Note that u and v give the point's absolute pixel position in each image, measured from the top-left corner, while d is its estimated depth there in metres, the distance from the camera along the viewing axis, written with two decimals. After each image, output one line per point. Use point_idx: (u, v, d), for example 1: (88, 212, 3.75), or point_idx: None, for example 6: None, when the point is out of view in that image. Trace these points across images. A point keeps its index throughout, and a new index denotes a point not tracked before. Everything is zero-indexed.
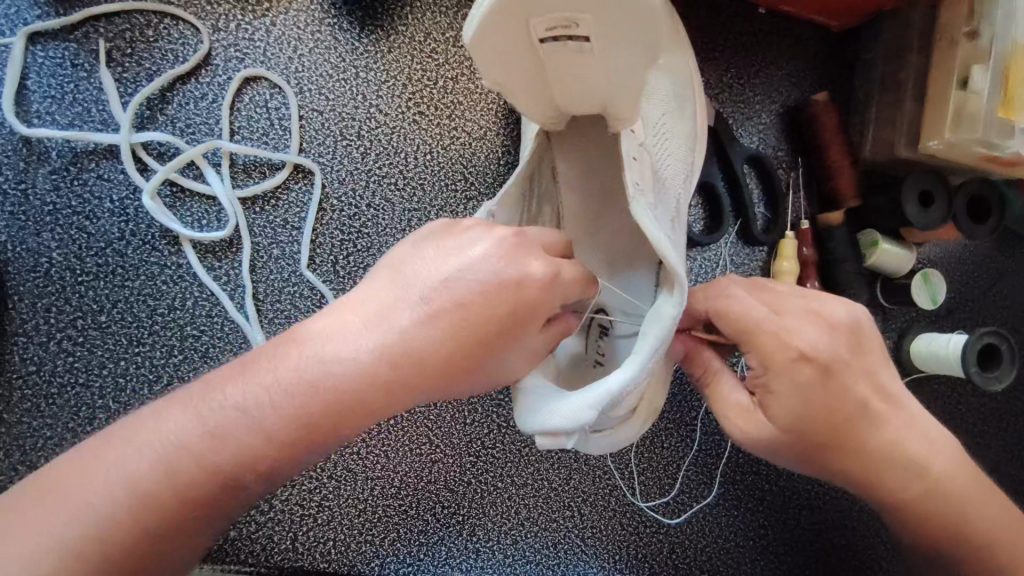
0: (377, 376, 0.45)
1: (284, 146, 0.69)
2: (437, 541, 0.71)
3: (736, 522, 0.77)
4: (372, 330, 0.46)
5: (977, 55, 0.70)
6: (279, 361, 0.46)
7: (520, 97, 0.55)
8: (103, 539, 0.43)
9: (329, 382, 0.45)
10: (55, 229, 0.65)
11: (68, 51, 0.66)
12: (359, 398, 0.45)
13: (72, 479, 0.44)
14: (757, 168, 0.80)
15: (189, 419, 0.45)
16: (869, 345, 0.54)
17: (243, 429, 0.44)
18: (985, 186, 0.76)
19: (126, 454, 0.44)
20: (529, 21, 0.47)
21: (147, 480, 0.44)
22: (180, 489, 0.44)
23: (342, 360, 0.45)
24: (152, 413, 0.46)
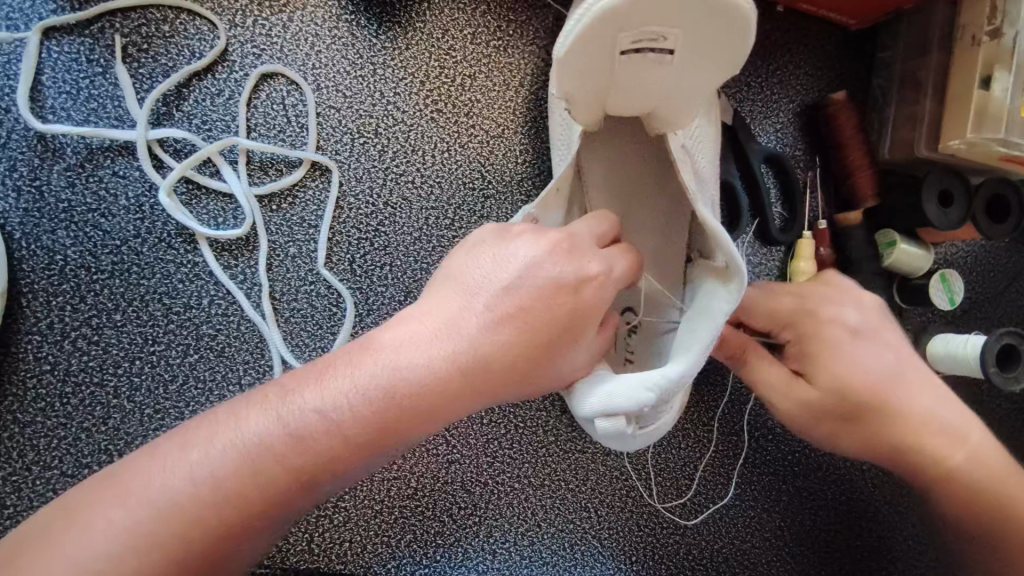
0: (452, 379, 0.46)
1: (301, 143, 0.68)
2: (454, 542, 0.71)
3: (752, 522, 0.77)
4: (443, 338, 0.47)
5: (999, 55, 0.70)
6: (355, 368, 0.46)
7: (582, 104, 0.53)
8: (187, 540, 0.43)
9: (406, 388, 0.45)
10: (70, 227, 0.64)
11: (84, 47, 0.65)
12: (436, 400, 0.46)
13: (154, 481, 0.44)
14: (775, 167, 0.79)
15: (269, 421, 0.45)
16: (888, 320, 0.62)
17: (323, 431, 0.45)
18: (1004, 185, 0.75)
19: (209, 452, 0.44)
20: (617, 33, 0.46)
21: (231, 483, 0.44)
22: (264, 491, 0.44)
23: (415, 363, 0.46)
24: (230, 416, 0.46)
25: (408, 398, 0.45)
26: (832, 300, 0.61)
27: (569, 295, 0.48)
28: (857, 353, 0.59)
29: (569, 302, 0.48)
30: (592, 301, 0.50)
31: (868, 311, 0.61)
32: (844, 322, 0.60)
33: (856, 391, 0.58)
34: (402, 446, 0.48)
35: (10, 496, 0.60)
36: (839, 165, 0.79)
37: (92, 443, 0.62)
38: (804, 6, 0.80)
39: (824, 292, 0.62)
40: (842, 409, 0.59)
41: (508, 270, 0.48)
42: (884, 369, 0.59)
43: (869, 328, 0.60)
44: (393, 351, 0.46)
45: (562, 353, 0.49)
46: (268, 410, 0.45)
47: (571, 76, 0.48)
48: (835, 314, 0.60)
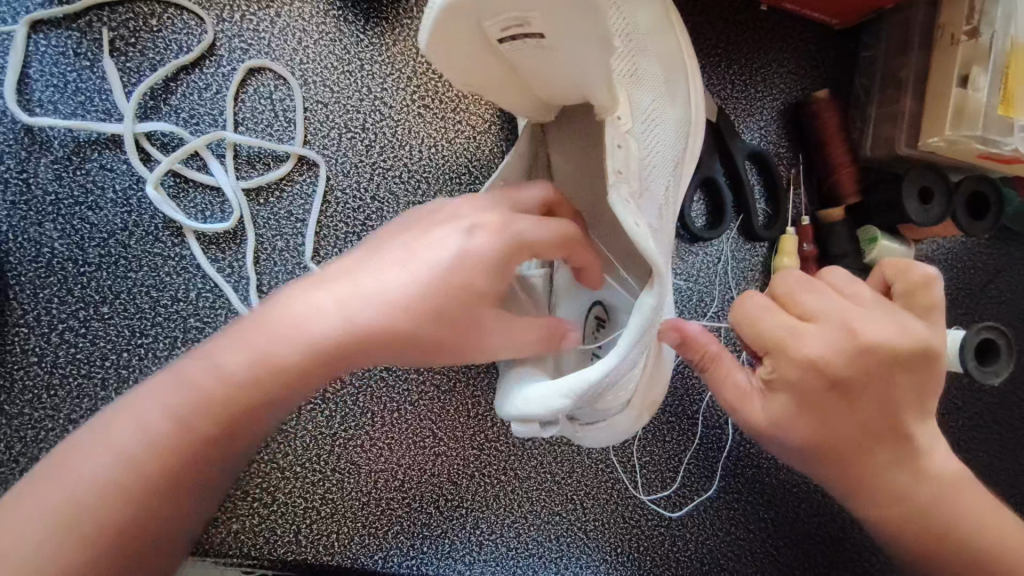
0: (353, 333, 0.47)
1: (288, 138, 0.68)
2: (441, 534, 0.71)
3: (736, 515, 0.78)
4: (341, 288, 0.48)
5: (977, 54, 0.71)
6: (259, 326, 0.47)
7: (494, 91, 0.58)
8: (108, 514, 0.43)
9: (308, 332, 0.47)
10: (57, 220, 0.64)
11: (71, 40, 0.65)
12: (336, 341, 0.47)
13: (70, 463, 0.44)
14: (759, 165, 0.80)
15: (176, 383, 0.46)
16: (916, 367, 0.51)
17: (242, 387, 0.46)
18: (984, 182, 0.77)
19: (131, 432, 0.45)
20: (482, 23, 0.50)
21: (145, 447, 0.44)
22: (177, 449, 0.45)
23: (315, 312, 0.47)
24: (141, 391, 0.47)
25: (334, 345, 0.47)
26: (818, 330, 0.51)
27: (493, 266, 0.50)
28: (833, 402, 0.52)
29: (493, 272, 0.50)
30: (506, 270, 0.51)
31: (865, 358, 0.50)
32: (819, 367, 0.51)
33: (812, 437, 0.53)
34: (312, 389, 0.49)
35: None
36: (821, 162, 0.80)
37: None
38: (787, 6, 0.81)
39: (826, 316, 0.52)
40: (795, 446, 0.54)
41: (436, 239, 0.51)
42: (865, 425, 0.52)
43: (857, 386, 0.51)
44: (301, 311, 0.48)
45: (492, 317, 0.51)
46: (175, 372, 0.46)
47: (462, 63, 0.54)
48: (808, 354, 0.51)
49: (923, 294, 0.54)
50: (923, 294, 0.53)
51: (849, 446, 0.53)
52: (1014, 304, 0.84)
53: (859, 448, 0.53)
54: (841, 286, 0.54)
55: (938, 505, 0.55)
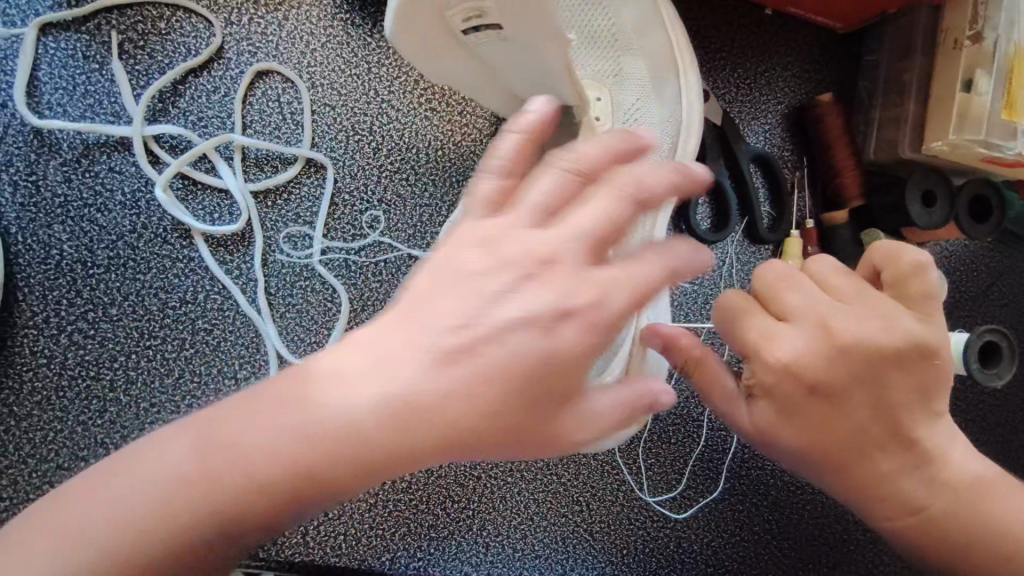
0: (394, 438, 0.39)
1: (296, 140, 0.69)
2: (448, 535, 0.72)
3: (741, 516, 0.79)
4: (383, 377, 0.39)
5: (980, 58, 0.72)
6: (289, 406, 0.39)
7: (476, 81, 0.61)
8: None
9: (343, 428, 0.38)
10: (66, 222, 0.64)
11: (80, 43, 0.65)
12: (363, 447, 0.38)
13: (75, 512, 0.37)
14: (764, 168, 0.81)
15: (194, 457, 0.38)
16: (909, 364, 0.48)
17: (184, 516, 0.37)
18: (987, 185, 0.77)
19: (135, 498, 0.37)
20: (443, 16, 0.51)
21: (145, 524, 0.37)
22: (186, 535, 0.37)
23: (351, 404, 0.39)
24: (157, 447, 0.39)
25: (306, 473, 0.38)
26: (792, 330, 0.49)
27: (595, 327, 0.42)
28: (819, 407, 0.50)
29: (591, 334, 0.42)
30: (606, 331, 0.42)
31: (841, 357, 0.48)
32: (794, 371, 0.49)
33: (807, 444, 0.50)
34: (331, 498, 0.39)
35: (7, 489, 0.61)
36: (825, 165, 0.81)
37: (88, 436, 0.63)
38: (791, 10, 0.82)
39: (801, 314, 0.49)
40: (790, 453, 0.52)
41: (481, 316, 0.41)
42: (861, 429, 0.50)
43: (835, 389, 0.49)
44: (341, 393, 0.39)
45: (547, 433, 0.42)
46: (190, 439, 0.38)
47: (434, 58, 0.56)
48: (780, 358, 0.49)
49: (914, 282, 0.49)
50: (913, 282, 0.49)
51: (848, 452, 0.50)
52: (1016, 306, 0.85)
53: (857, 452, 0.50)
54: (826, 277, 0.51)
55: (961, 515, 0.50)
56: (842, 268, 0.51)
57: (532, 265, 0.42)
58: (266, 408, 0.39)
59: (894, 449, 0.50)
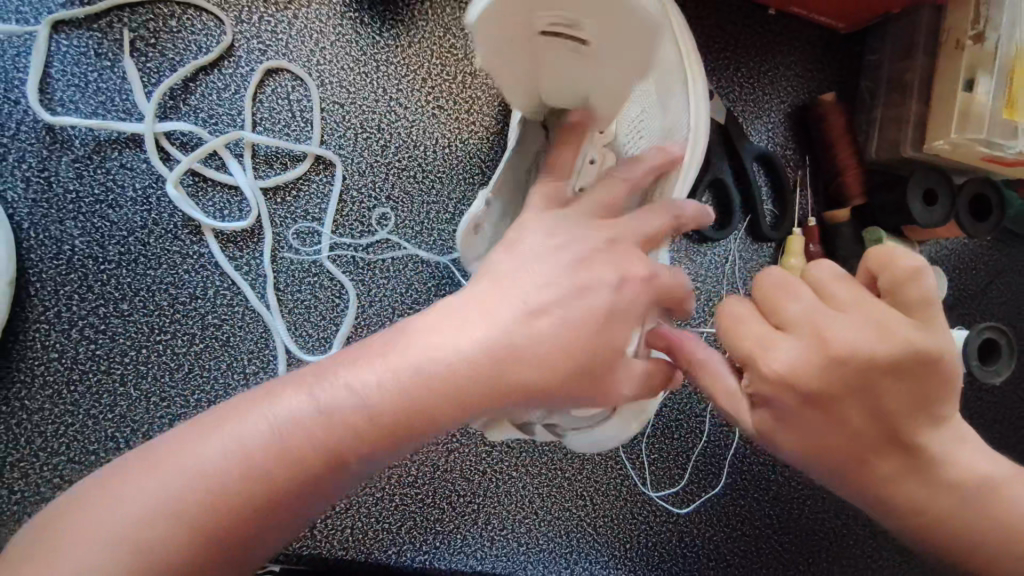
0: (492, 377, 0.44)
1: (305, 137, 0.69)
2: (453, 529, 0.72)
3: (742, 510, 0.80)
4: (479, 328, 0.45)
5: (983, 58, 0.73)
6: (389, 354, 0.43)
7: (510, 77, 0.51)
8: (210, 514, 0.39)
9: (447, 367, 0.43)
10: (78, 218, 0.65)
11: (92, 40, 0.66)
12: (470, 383, 0.43)
13: (192, 451, 0.40)
14: (767, 167, 0.82)
15: (306, 401, 0.42)
16: (913, 373, 0.44)
17: (276, 463, 0.40)
18: (986, 185, 0.78)
19: (243, 442, 0.40)
20: (532, 13, 0.44)
21: (260, 459, 0.40)
22: (293, 469, 0.40)
23: (452, 348, 0.44)
24: (264, 399, 0.42)
25: (394, 416, 0.42)
26: (786, 340, 0.46)
27: (652, 297, 0.51)
28: (818, 416, 0.47)
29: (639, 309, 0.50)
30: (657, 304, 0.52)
31: (836, 369, 0.44)
32: (787, 385, 0.46)
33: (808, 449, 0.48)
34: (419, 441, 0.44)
35: (18, 482, 0.62)
36: (827, 164, 0.82)
37: (99, 429, 0.64)
38: (795, 10, 0.82)
39: (800, 326, 0.46)
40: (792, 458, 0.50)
41: (574, 276, 0.48)
42: (863, 434, 0.47)
43: (832, 398, 0.45)
44: (445, 338, 0.44)
45: (608, 385, 0.48)
46: (304, 389, 0.42)
47: (490, 49, 0.47)
48: (773, 370, 0.46)
49: (912, 287, 0.44)
50: (908, 289, 0.44)
51: (847, 457, 0.48)
52: (1014, 304, 0.86)
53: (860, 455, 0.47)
54: (823, 283, 0.47)
55: None
56: (841, 273, 0.47)
57: (601, 244, 0.50)
58: (373, 357, 0.44)
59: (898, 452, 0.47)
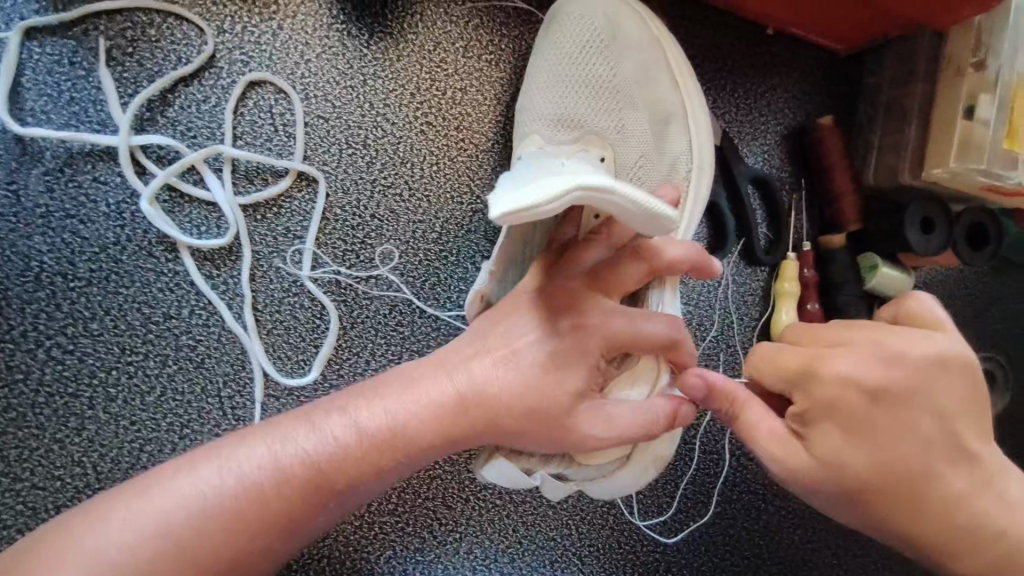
0: (457, 416, 0.51)
1: (288, 153, 0.67)
2: (433, 559, 0.70)
3: (731, 540, 0.78)
4: (454, 376, 0.52)
5: (983, 85, 0.71)
6: (380, 395, 0.52)
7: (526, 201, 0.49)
8: (211, 528, 0.46)
9: (425, 404, 0.51)
10: (47, 232, 0.62)
11: (67, 49, 0.63)
12: (442, 420, 0.51)
13: (194, 473, 0.47)
14: (762, 190, 0.80)
15: (301, 435, 0.50)
16: (958, 377, 0.48)
17: (274, 485, 0.48)
18: (984, 215, 0.78)
19: (251, 465, 0.48)
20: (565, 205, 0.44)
21: (255, 481, 0.48)
22: (287, 490, 0.48)
23: (430, 391, 0.52)
24: (264, 431, 0.50)
25: (375, 446, 0.50)
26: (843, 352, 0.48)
27: (625, 342, 0.54)
28: (879, 424, 0.48)
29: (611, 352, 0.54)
30: (638, 345, 0.54)
31: (895, 371, 0.47)
32: (847, 393, 0.47)
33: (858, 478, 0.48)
34: (399, 470, 0.52)
35: None
36: (824, 187, 0.80)
37: (65, 454, 0.61)
38: (793, 30, 0.81)
39: (858, 342, 0.49)
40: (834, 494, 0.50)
41: (550, 315, 0.54)
42: (917, 448, 0.48)
43: (886, 405, 0.47)
44: (424, 380, 0.53)
45: (577, 425, 0.52)
46: (304, 423, 0.50)
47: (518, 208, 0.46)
48: (840, 376, 0.48)
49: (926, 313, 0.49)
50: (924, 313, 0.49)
51: (905, 477, 0.48)
52: (1011, 334, 0.85)
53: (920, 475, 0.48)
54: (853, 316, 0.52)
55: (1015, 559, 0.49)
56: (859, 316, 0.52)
57: (571, 290, 0.54)
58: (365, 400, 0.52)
59: (948, 463, 0.48)
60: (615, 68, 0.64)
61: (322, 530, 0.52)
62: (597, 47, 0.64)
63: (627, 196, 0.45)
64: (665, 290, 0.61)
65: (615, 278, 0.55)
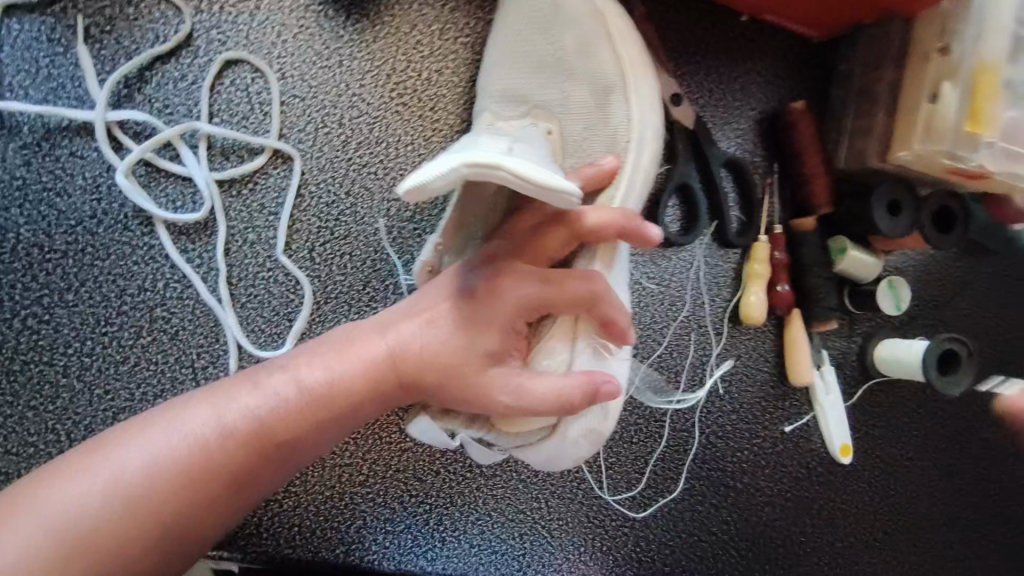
0: (394, 369, 0.55)
1: (263, 131, 0.68)
2: (403, 529, 0.72)
3: (699, 516, 0.80)
4: (388, 333, 0.56)
5: (948, 70, 0.71)
6: (319, 354, 0.55)
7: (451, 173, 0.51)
8: (162, 486, 0.49)
9: (360, 360, 0.55)
10: (24, 204, 0.64)
11: (45, 25, 0.65)
12: (380, 374, 0.55)
13: (144, 436, 0.50)
14: (734, 173, 0.81)
15: (242, 396, 0.53)
16: None
17: (225, 439, 0.51)
18: (952, 200, 0.79)
19: (195, 427, 0.51)
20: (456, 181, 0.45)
21: (202, 439, 0.51)
22: (233, 447, 0.51)
23: (364, 347, 0.56)
24: (208, 393, 0.53)
25: (319, 402, 0.54)
26: None
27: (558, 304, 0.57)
28: None
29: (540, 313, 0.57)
30: (568, 304, 0.57)
31: None
32: None
33: None
34: (341, 423, 0.55)
35: None
36: (795, 170, 0.81)
37: (39, 421, 0.63)
38: (768, 16, 0.82)
39: None
40: None
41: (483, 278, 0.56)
42: None
43: None
44: (358, 340, 0.56)
45: (500, 385, 0.55)
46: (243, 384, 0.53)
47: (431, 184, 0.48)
48: None
49: None
50: None
51: None
52: (977, 318, 0.87)
53: None
54: None
55: None
56: None
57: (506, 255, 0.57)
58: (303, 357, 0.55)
59: None
60: (558, 41, 0.65)
61: (277, 482, 0.55)
62: (539, 23, 0.66)
63: (515, 173, 0.43)
64: (596, 260, 0.61)
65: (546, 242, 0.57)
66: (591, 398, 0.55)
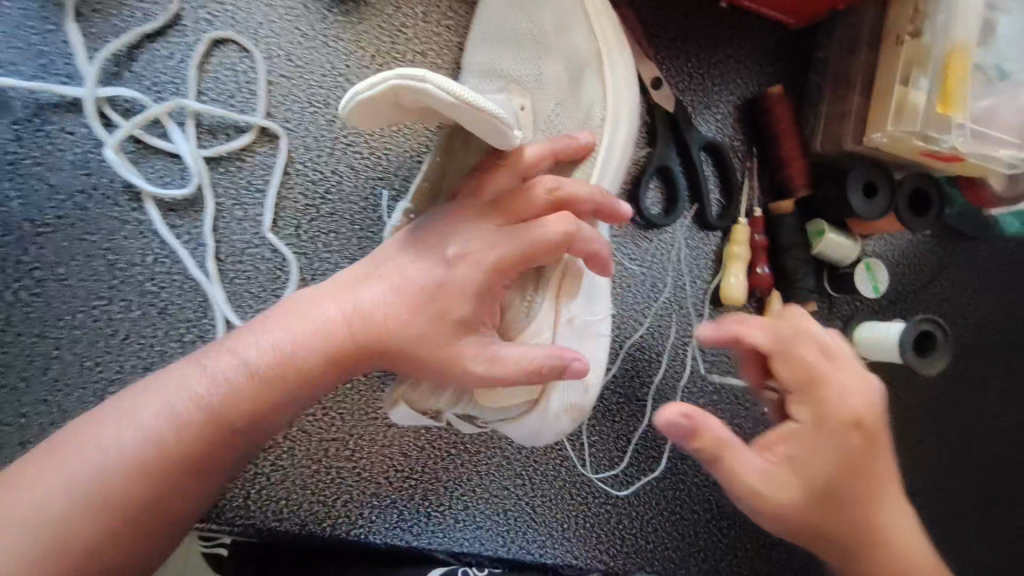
0: (356, 339, 0.54)
1: (250, 109, 0.70)
2: (388, 504, 0.73)
3: (682, 494, 0.81)
4: (340, 301, 0.55)
5: (919, 53, 0.74)
6: (276, 326, 0.55)
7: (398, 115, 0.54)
8: (126, 472, 0.48)
9: (317, 331, 0.54)
10: (15, 178, 0.65)
11: (36, 4, 0.66)
12: (339, 344, 0.54)
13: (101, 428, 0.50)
14: (714, 156, 0.83)
15: (199, 378, 0.52)
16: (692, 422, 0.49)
17: (187, 421, 0.51)
18: (926, 183, 0.80)
19: (153, 412, 0.51)
20: (392, 101, 0.48)
21: (161, 424, 0.50)
22: (194, 427, 0.51)
23: (320, 316, 0.55)
24: (163, 376, 0.53)
25: (278, 376, 0.53)
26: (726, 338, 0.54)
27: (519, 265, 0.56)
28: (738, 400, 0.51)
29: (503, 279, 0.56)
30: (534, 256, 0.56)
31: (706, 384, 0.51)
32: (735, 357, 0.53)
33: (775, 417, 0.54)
34: (304, 396, 0.55)
35: None
36: (774, 154, 0.83)
37: (30, 393, 0.63)
38: (745, 4, 0.84)
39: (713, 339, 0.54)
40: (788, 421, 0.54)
41: (445, 246, 0.56)
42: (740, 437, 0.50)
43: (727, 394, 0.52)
44: (312, 314, 0.55)
45: (466, 354, 0.54)
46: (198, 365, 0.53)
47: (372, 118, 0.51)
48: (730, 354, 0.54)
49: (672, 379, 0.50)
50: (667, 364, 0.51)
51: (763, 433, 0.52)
52: (956, 302, 0.88)
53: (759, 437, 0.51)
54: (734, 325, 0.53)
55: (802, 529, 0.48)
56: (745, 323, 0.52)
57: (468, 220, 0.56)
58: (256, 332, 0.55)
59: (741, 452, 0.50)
60: (534, 20, 0.67)
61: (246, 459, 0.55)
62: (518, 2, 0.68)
63: (442, 86, 0.46)
64: None
65: (517, 203, 0.57)
66: (562, 369, 0.55)
